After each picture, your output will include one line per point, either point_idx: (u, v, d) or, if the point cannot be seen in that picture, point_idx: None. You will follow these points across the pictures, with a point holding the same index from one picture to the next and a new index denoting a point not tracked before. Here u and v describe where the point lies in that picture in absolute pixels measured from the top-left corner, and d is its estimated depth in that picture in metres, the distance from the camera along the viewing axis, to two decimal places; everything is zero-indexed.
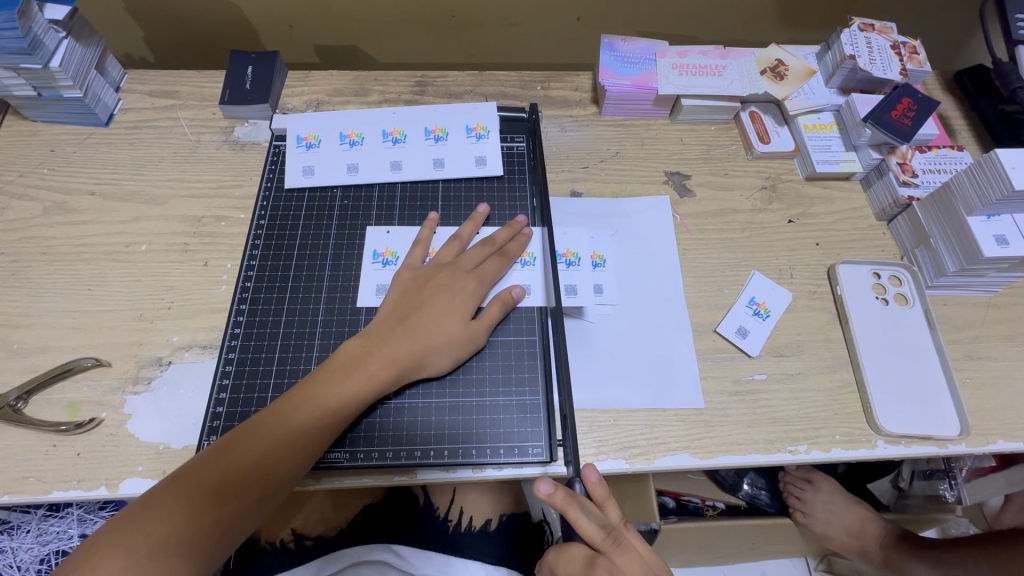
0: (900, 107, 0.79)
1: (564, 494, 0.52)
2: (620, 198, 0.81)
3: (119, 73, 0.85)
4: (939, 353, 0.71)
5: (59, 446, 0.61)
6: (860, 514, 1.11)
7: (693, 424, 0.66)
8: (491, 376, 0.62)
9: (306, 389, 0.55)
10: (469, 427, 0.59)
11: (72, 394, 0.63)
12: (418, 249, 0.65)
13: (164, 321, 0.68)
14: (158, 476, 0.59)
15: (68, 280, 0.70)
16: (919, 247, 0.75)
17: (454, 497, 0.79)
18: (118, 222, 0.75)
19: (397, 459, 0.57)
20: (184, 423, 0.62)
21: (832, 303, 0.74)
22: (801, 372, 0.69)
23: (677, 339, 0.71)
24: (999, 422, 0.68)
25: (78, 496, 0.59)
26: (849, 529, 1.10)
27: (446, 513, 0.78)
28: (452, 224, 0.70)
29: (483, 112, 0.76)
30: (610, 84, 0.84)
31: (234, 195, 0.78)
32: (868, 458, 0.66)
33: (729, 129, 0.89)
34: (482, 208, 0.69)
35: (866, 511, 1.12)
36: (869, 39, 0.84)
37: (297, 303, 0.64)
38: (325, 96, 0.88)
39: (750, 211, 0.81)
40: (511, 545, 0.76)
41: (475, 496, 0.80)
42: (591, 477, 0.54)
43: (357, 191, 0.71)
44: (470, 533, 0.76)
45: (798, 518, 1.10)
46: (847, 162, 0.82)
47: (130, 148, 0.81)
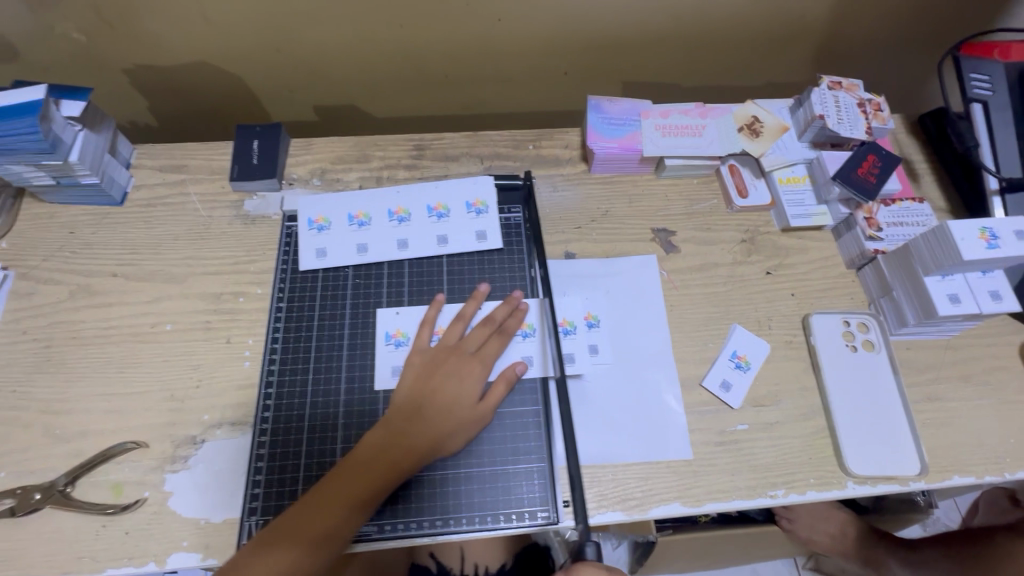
0: (865, 164, 0.86)
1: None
2: (611, 257, 0.87)
3: (129, 150, 0.89)
4: (902, 396, 0.78)
5: (107, 526, 0.66)
6: (839, 518, 1.20)
7: (683, 474, 0.73)
8: (501, 446, 0.68)
9: (336, 477, 0.61)
10: (483, 495, 0.66)
11: (115, 475, 0.69)
12: (424, 331, 0.72)
13: (194, 399, 0.73)
14: (201, 550, 0.65)
15: (100, 363, 0.75)
16: (884, 297, 0.83)
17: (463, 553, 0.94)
18: (142, 302, 0.80)
19: (419, 529, 0.64)
20: (222, 499, 0.68)
21: (807, 352, 0.81)
22: (779, 420, 0.77)
23: (667, 393, 0.77)
24: (954, 458, 0.76)
25: (130, 572, 0.65)
26: (831, 532, 1.19)
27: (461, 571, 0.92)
28: (456, 299, 0.76)
29: (481, 187, 0.82)
30: (598, 147, 0.89)
31: (250, 270, 0.82)
32: (839, 497, 0.73)
33: (710, 183, 0.94)
34: (484, 284, 0.75)
35: (845, 514, 1.20)
36: (837, 98, 0.90)
37: (320, 385, 0.71)
38: (329, 163, 0.92)
39: (731, 265, 0.88)
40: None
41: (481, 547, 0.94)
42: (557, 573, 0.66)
43: (367, 270, 0.77)
44: None
45: (783, 525, 1.17)
46: (819, 215, 0.89)
47: (146, 226, 0.85)
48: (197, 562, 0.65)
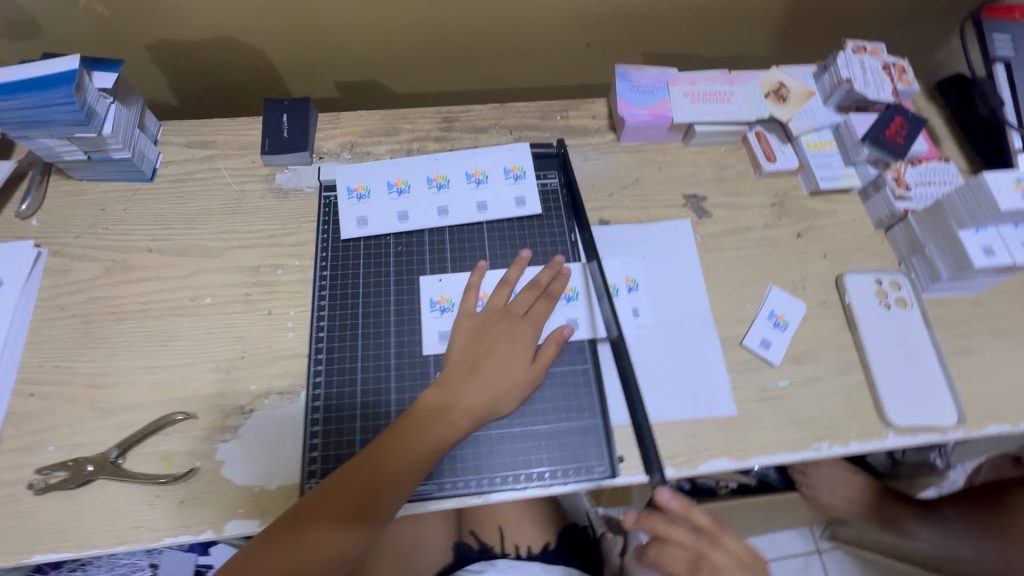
0: (893, 126, 0.88)
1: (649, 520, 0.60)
2: (645, 223, 0.87)
3: (155, 126, 0.88)
4: (936, 350, 0.80)
5: (162, 496, 0.66)
6: (859, 483, 1.20)
7: (728, 430, 0.74)
8: (552, 406, 0.69)
9: (393, 437, 0.62)
10: (539, 452, 0.67)
11: (166, 446, 0.68)
12: (470, 295, 0.72)
13: (240, 370, 0.73)
14: (259, 516, 0.65)
15: (141, 337, 0.75)
16: (915, 255, 0.84)
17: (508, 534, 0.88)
18: (179, 276, 0.79)
19: (478, 486, 0.65)
20: (274, 467, 0.68)
21: (841, 310, 0.83)
22: (819, 376, 0.78)
23: (708, 353, 0.78)
24: (988, 408, 0.77)
25: (188, 539, 0.65)
26: (850, 496, 1.19)
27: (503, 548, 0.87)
28: (500, 265, 0.76)
29: (518, 153, 0.82)
30: (628, 114, 0.90)
31: (287, 242, 0.82)
32: (880, 448, 0.75)
33: (737, 149, 0.95)
34: (525, 253, 0.75)
35: (863, 479, 1.20)
36: (862, 61, 0.91)
37: (370, 351, 0.71)
38: (358, 137, 0.92)
39: (762, 228, 0.89)
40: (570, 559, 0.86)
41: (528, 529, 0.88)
42: (664, 498, 0.58)
43: (409, 237, 0.77)
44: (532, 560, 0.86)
45: (804, 492, 1.19)
46: (847, 176, 0.91)
47: (177, 202, 0.84)
48: (255, 528, 0.65)
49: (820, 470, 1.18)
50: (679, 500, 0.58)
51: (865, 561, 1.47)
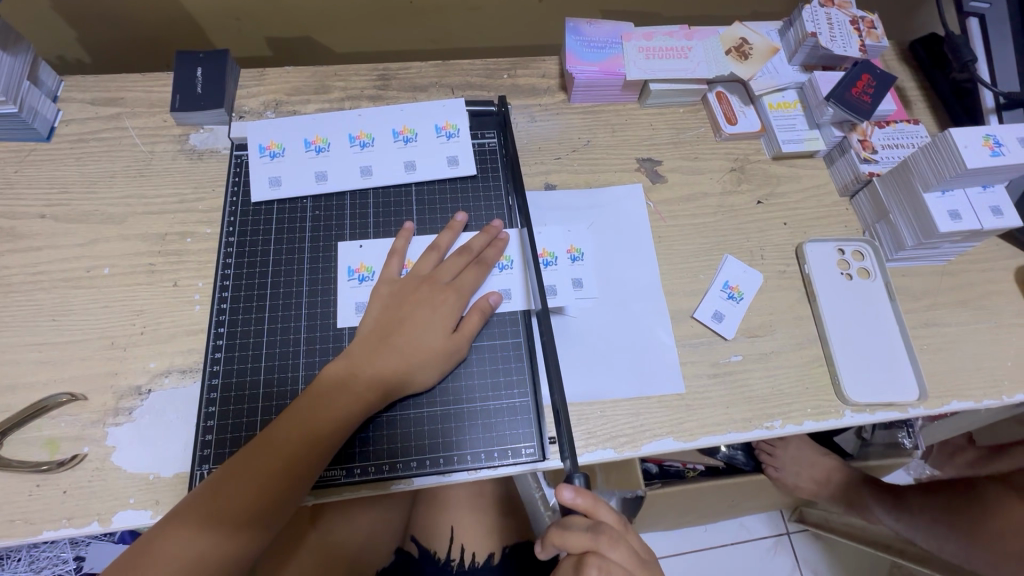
0: (860, 84, 0.81)
1: (548, 533, 0.55)
2: (595, 188, 0.81)
3: (54, 80, 0.79)
4: (898, 323, 0.75)
5: (43, 485, 0.59)
6: (827, 464, 1.16)
7: (675, 409, 0.68)
8: (479, 382, 0.63)
9: (296, 414, 0.56)
10: (462, 433, 0.61)
11: (49, 431, 0.61)
12: (393, 261, 0.65)
13: (138, 347, 0.66)
14: (151, 506, 0.59)
15: (29, 312, 0.67)
16: (880, 222, 0.79)
17: (452, 535, 0.80)
18: (75, 246, 0.71)
19: (392, 471, 0.59)
20: (172, 452, 0.61)
21: (801, 281, 0.77)
22: (774, 350, 0.73)
23: (656, 327, 0.73)
24: (953, 384, 0.73)
25: (70, 533, 0.58)
26: (816, 477, 1.15)
27: (447, 555, 0.78)
28: (428, 231, 0.70)
29: (451, 109, 0.75)
30: (577, 71, 0.82)
31: (198, 208, 0.74)
32: (837, 427, 0.70)
33: (697, 111, 0.89)
34: (461, 215, 0.69)
35: (834, 461, 1.17)
36: (829, 15, 0.85)
37: (278, 323, 0.65)
38: (283, 95, 0.83)
39: (721, 194, 0.83)
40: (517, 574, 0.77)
41: (474, 530, 0.81)
42: (566, 496, 0.52)
43: (328, 200, 0.71)
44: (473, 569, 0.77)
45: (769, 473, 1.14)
46: (812, 141, 0.84)
47: (77, 164, 0.76)
48: (147, 520, 0.59)
49: (788, 451, 1.16)
50: (583, 498, 0.52)
51: (834, 543, 1.44)
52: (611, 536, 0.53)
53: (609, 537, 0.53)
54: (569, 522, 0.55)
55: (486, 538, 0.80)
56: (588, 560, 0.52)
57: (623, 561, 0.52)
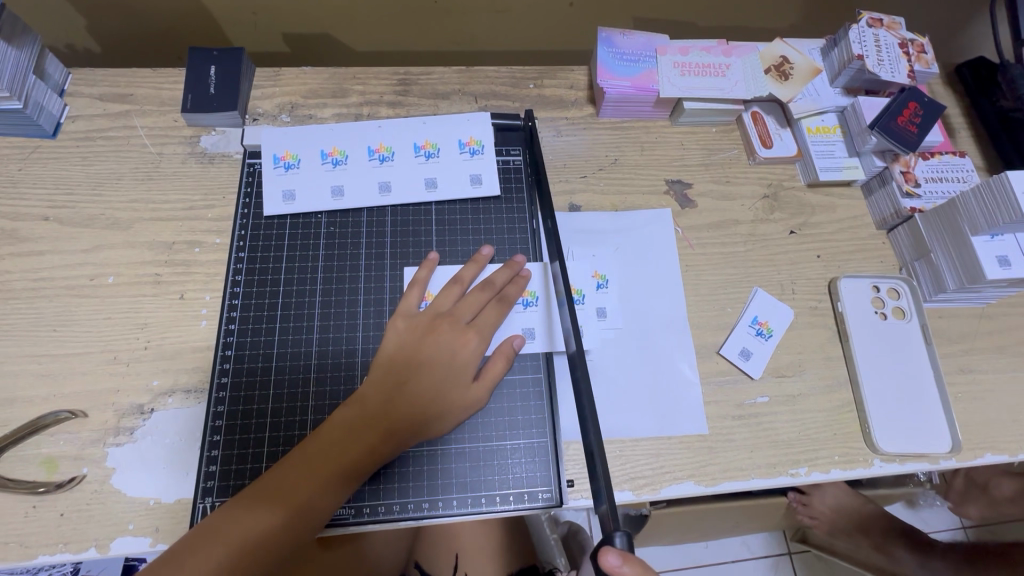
0: (907, 112, 0.77)
1: None
2: (620, 211, 0.77)
3: (61, 73, 0.75)
4: (933, 368, 0.71)
5: (39, 507, 0.57)
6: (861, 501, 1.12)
7: (697, 451, 0.66)
8: (497, 420, 0.60)
9: (303, 461, 0.54)
10: (476, 474, 0.58)
11: (47, 449, 0.59)
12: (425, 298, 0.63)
13: (141, 363, 0.63)
14: (151, 534, 0.57)
15: (29, 320, 0.64)
16: (919, 260, 0.75)
17: (456, 563, 0.78)
18: (79, 251, 0.68)
19: (403, 513, 0.56)
20: (174, 477, 0.59)
21: (832, 319, 0.74)
22: (802, 392, 0.70)
23: (681, 362, 0.70)
24: (987, 435, 0.70)
25: (66, 559, 0.56)
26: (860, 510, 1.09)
27: None
28: (442, 261, 0.67)
29: (476, 124, 0.71)
30: (609, 86, 0.78)
31: (207, 217, 0.71)
32: (864, 476, 0.67)
33: (730, 131, 0.85)
34: (486, 248, 0.65)
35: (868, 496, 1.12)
36: (877, 37, 0.81)
37: (288, 347, 0.63)
38: (299, 97, 0.79)
39: (752, 222, 0.79)
40: None
41: (478, 559, 0.79)
42: (609, 561, 0.45)
43: (343, 217, 0.68)
44: None
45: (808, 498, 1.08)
46: (850, 169, 0.80)
47: (84, 163, 0.73)
48: (146, 547, 0.57)
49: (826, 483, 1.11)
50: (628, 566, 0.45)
51: (834, 566, 1.43)
52: None
53: None
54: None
55: (489, 567, 0.79)
56: None
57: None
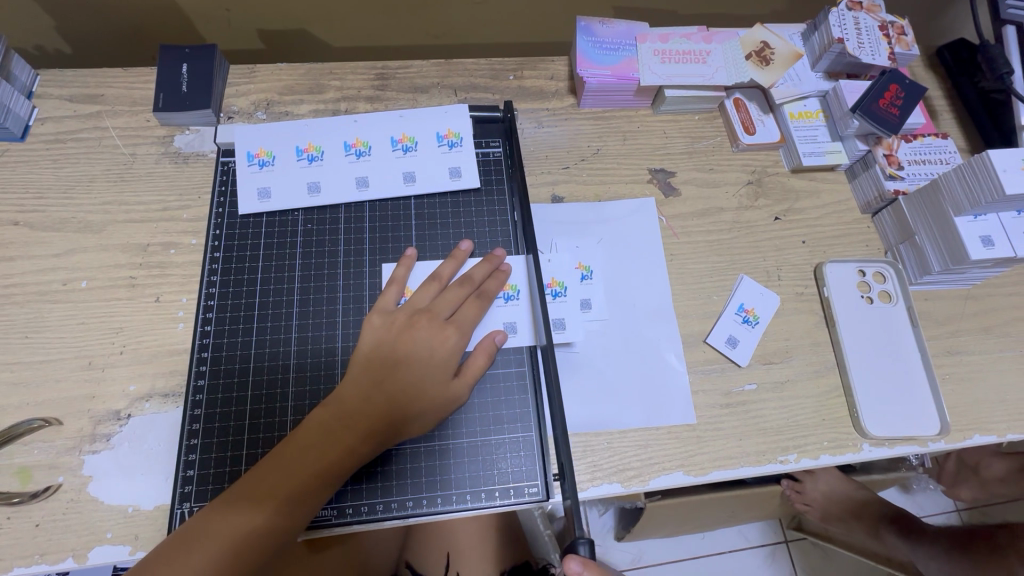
0: (889, 95, 0.76)
1: None
2: (604, 201, 0.76)
3: (29, 75, 0.74)
4: (920, 351, 0.71)
5: (13, 518, 0.55)
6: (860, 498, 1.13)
7: (686, 441, 0.65)
8: (480, 415, 0.59)
9: (280, 463, 0.52)
10: (461, 470, 0.57)
11: (21, 459, 0.58)
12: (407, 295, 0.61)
13: (117, 368, 0.62)
14: (130, 542, 0.55)
15: (0, 328, 0.63)
16: (903, 243, 0.75)
17: (448, 563, 0.77)
18: (50, 256, 0.67)
19: (387, 512, 0.55)
20: (154, 483, 0.58)
21: (819, 305, 0.73)
22: (790, 379, 0.69)
23: (667, 353, 0.69)
24: (975, 417, 0.69)
25: (43, 570, 0.54)
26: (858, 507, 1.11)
27: None
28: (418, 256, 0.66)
29: (454, 116, 0.70)
30: (589, 75, 0.77)
31: (182, 217, 0.70)
32: (853, 461, 0.67)
33: (713, 118, 0.84)
34: (465, 243, 0.64)
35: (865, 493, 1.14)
36: (857, 20, 0.80)
37: (266, 347, 0.61)
38: (276, 94, 0.78)
39: (736, 209, 0.78)
40: None
41: (470, 556, 0.78)
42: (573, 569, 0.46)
43: (320, 214, 0.67)
44: None
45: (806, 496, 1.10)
46: (833, 153, 0.80)
47: (54, 166, 0.71)
48: (125, 556, 0.55)
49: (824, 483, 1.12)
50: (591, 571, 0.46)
51: (830, 553, 1.43)
52: None
53: None
54: None
55: (482, 564, 0.78)
56: None
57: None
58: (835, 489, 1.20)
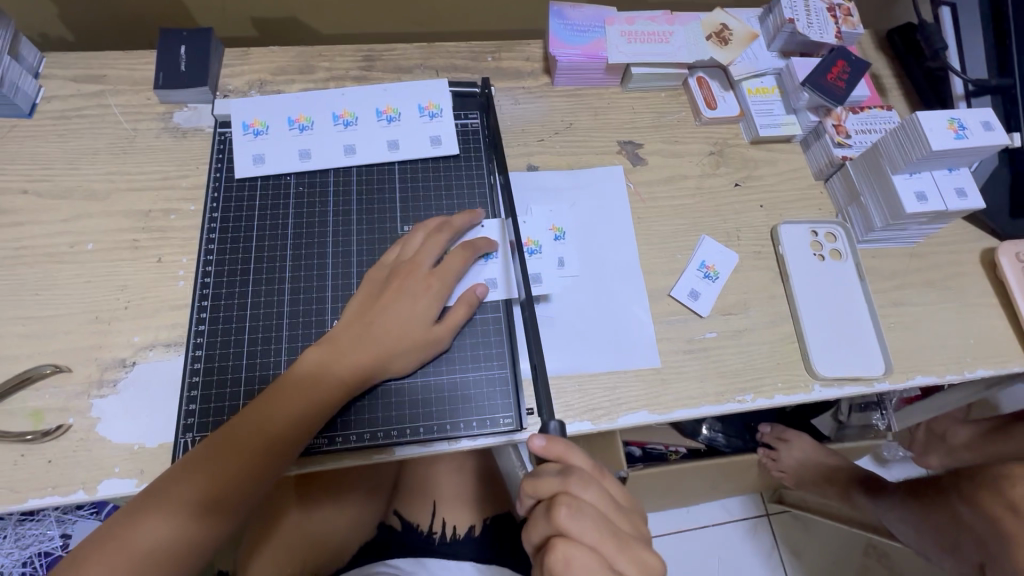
0: (836, 70, 0.83)
1: (561, 446, 0.52)
2: (576, 169, 0.82)
3: (35, 57, 0.79)
4: (867, 301, 0.77)
5: (27, 455, 0.60)
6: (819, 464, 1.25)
7: (651, 383, 0.71)
8: (459, 356, 0.65)
9: (276, 399, 0.57)
10: (442, 404, 0.63)
11: (34, 402, 0.62)
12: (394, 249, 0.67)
13: (123, 321, 0.67)
14: (137, 476, 0.60)
15: (12, 286, 0.67)
16: (851, 205, 0.81)
17: (434, 510, 0.81)
18: (59, 221, 0.71)
19: (373, 440, 0.60)
20: (157, 423, 0.62)
21: (775, 262, 0.79)
22: (747, 327, 0.75)
23: (634, 305, 0.75)
24: (917, 360, 0.76)
25: (55, 502, 0.59)
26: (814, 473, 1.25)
27: (428, 528, 0.80)
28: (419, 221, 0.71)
29: (434, 89, 0.76)
30: (561, 54, 0.83)
31: (181, 186, 0.75)
32: (806, 401, 0.72)
33: (678, 96, 0.90)
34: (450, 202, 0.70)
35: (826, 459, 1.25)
36: (807, 2, 0.87)
37: (261, 297, 0.66)
38: (268, 75, 0.83)
39: (699, 177, 0.84)
40: (496, 544, 0.79)
41: (455, 503, 0.82)
42: (535, 441, 0.51)
43: (311, 177, 0.72)
44: (454, 541, 0.79)
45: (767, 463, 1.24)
46: (788, 125, 0.86)
47: (61, 140, 0.76)
48: (131, 488, 0.60)
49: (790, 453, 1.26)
50: (555, 445, 0.51)
51: (808, 523, 1.49)
52: (584, 479, 0.49)
53: (581, 479, 0.49)
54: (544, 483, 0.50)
55: (466, 511, 0.82)
56: (559, 500, 0.48)
57: (594, 501, 0.49)
58: (807, 455, 1.25)
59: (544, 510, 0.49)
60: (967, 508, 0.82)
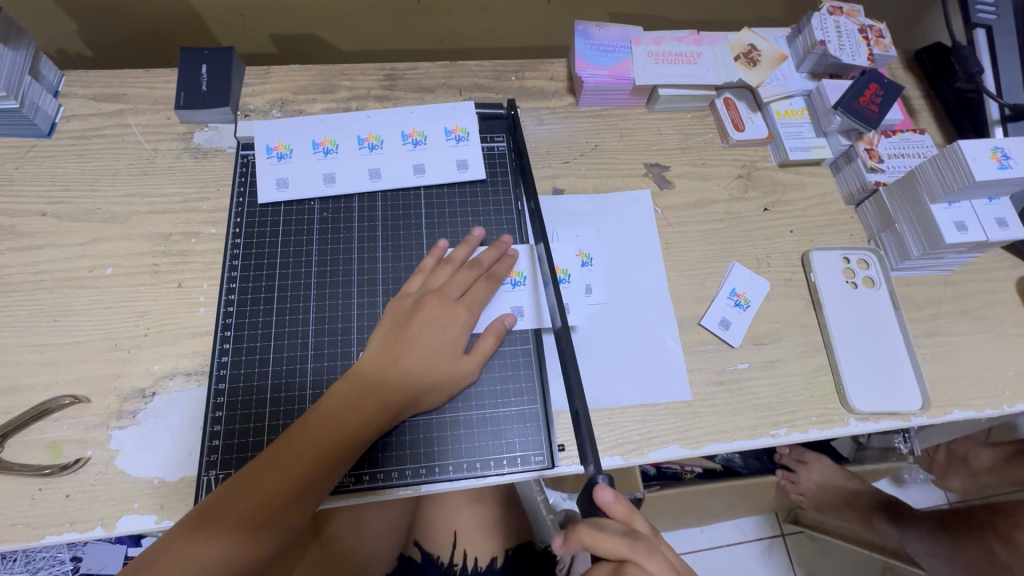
0: (867, 93, 0.81)
1: (627, 507, 0.51)
2: (602, 192, 0.81)
3: (55, 75, 0.78)
4: (902, 332, 0.75)
5: (45, 489, 0.58)
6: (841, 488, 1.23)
7: (683, 416, 0.69)
8: (489, 389, 0.63)
9: (301, 436, 0.55)
10: (472, 440, 0.61)
11: (52, 434, 0.61)
12: (415, 278, 0.65)
13: (142, 349, 0.65)
14: (156, 512, 0.58)
15: (29, 312, 0.66)
16: (885, 231, 0.79)
17: (456, 539, 0.80)
18: (78, 244, 0.70)
19: (401, 478, 0.59)
20: (178, 457, 0.61)
21: (807, 290, 0.78)
22: (780, 358, 0.73)
23: (664, 334, 0.73)
24: (955, 394, 0.73)
25: (73, 538, 0.57)
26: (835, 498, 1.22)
27: (449, 559, 0.79)
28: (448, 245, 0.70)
29: (461, 112, 0.75)
30: (587, 75, 0.82)
31: (201, 209, 0.73)
32: (841, 435, 0.70)
33: (705, 117, 0.88)
34: (477, 231, 0.69)
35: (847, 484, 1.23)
36: (838, 23, 0.85)
37: (285, 327, 0.65)
38: (290, 94, 0.82)
39: (728, 201, 0.83)
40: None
41: (477, 534, 0.81)
42: (602, 497, 0.51)
43: (335, 203, 0.71)
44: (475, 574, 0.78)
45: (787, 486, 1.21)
46: (818, 148, 0.84)
47: (80, 161, 0.75)
48: (151, 525, 0.58)
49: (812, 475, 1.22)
50: (622, 505, 0.51)
51: (825, 545, 1.46)
52: (648, 546, 0.50)
53: (646, 545, 0.50)
54: (608, 543, 0.50)
55: (489, 542, 0.81)
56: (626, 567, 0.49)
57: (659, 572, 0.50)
58: (826, 478, 1.23)
59: (609, 567, 0.50)
60: (1004, 547, 0.84)
